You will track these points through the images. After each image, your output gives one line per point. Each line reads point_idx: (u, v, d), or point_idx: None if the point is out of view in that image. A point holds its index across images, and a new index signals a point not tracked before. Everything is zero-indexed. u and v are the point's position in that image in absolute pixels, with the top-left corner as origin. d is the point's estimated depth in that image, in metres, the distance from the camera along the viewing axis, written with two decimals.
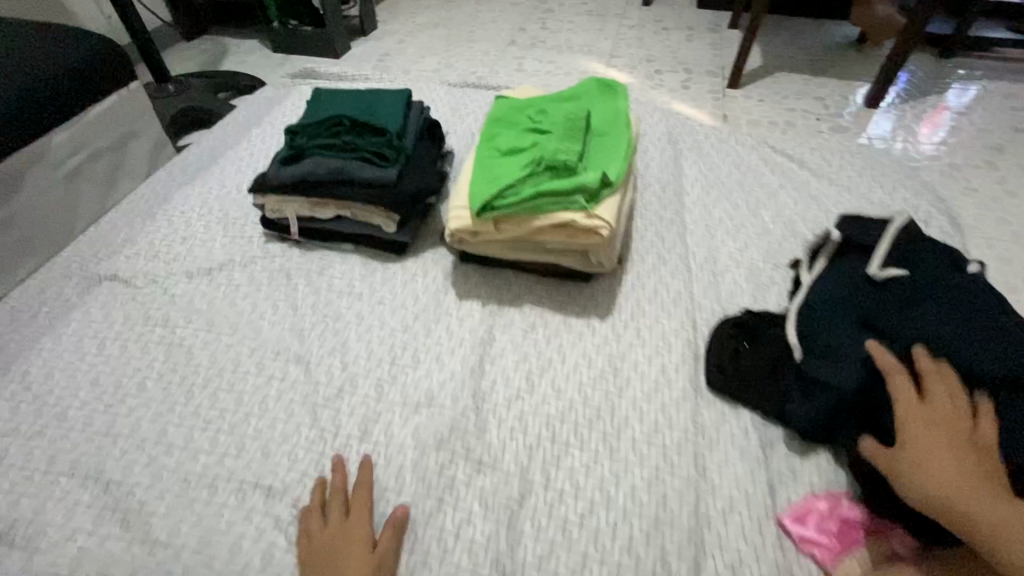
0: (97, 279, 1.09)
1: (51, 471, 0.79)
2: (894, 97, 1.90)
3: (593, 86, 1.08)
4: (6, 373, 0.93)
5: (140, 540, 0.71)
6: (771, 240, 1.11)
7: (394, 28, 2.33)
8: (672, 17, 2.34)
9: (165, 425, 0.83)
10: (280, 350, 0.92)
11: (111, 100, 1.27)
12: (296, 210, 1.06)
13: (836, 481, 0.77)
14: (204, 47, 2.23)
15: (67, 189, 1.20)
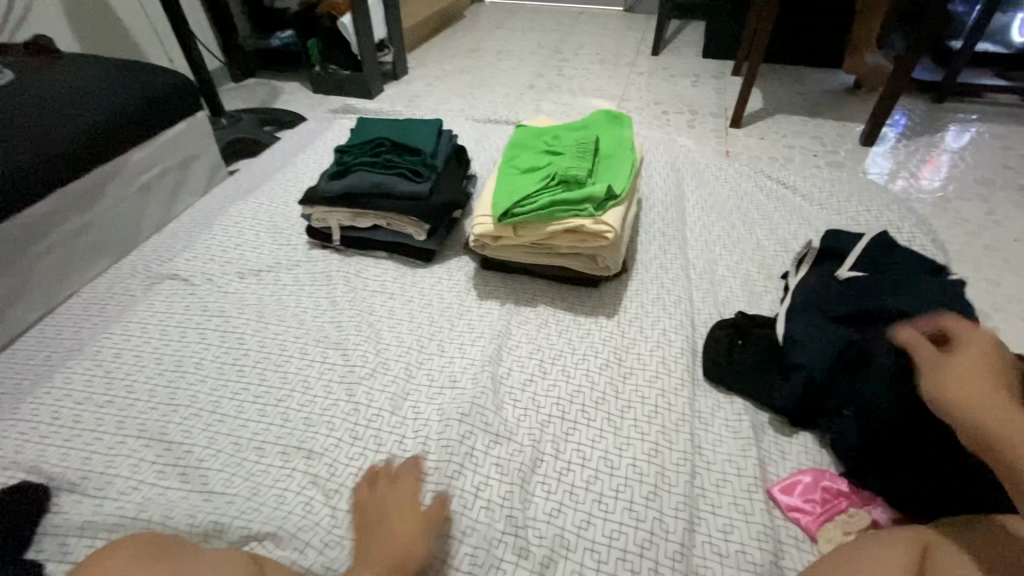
0: (160, 277, 1.22)
1: (119, 433, 0.90)
2: (889, 137, 2.03)
3: (603, 116, 1.23)
4: (81, 353, 1.06)
5: (196, 489, 0.81)
6: (765, 254, 1.21)
7: (423, 74, 2.56)
8: (678, 65, 2.54)
9: (220, 397, 0.94)
10: (321, 337, 1.04)
11: (180, 127, 1.46)
12: (338, 219, 1.20)
13: (821, 461, 0.84)
14: (253, 87, 2.48)
15: (137, 201, 1.37)
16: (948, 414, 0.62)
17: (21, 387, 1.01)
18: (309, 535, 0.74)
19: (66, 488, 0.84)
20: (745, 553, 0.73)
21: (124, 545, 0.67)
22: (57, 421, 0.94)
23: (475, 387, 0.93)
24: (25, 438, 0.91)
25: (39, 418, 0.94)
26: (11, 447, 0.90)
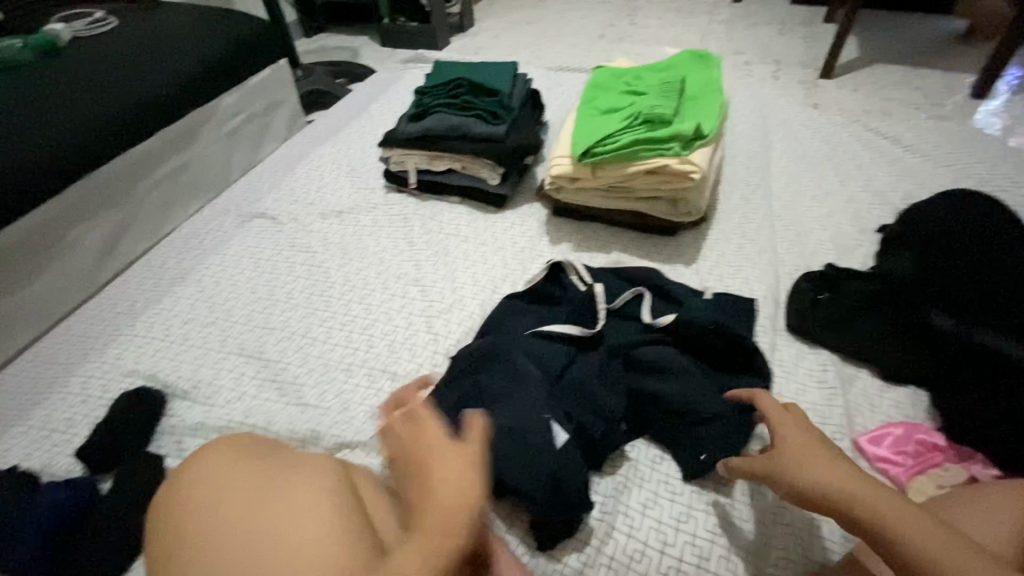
0: (249, 216, 1.30)
1: (222, 350, 0.99)
2: (1006, 89, 1.82)
3: (687, 58, 1.17)
4: (186, 280, 1.15)
5: (293, 402, 0.88)
6: (859, 207, 1.14)
7: (490, 26, 2.51)
8: (763, 13, 2.35)
9: (310, 322, 1.01)
10: (400, 274, 1.08)
11: (265, 73, 1.52)
12: (415, 162, 1.22)
13: (913, 416, 0.81)
14: (325, 41, 2.52)
15: (228, 143, 1.44)
16: (826, 504, 0.57)
17: (136, 308, 1.12)
18: None
19: (179, 395, 0.93)
20: None
21: (235, 438, 0.73)
22: (168, 338, 1.03)
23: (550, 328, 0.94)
24: (143, 350, 1.01)
25: (154, 334, 1.04)
26: (132, 357, 1.00)
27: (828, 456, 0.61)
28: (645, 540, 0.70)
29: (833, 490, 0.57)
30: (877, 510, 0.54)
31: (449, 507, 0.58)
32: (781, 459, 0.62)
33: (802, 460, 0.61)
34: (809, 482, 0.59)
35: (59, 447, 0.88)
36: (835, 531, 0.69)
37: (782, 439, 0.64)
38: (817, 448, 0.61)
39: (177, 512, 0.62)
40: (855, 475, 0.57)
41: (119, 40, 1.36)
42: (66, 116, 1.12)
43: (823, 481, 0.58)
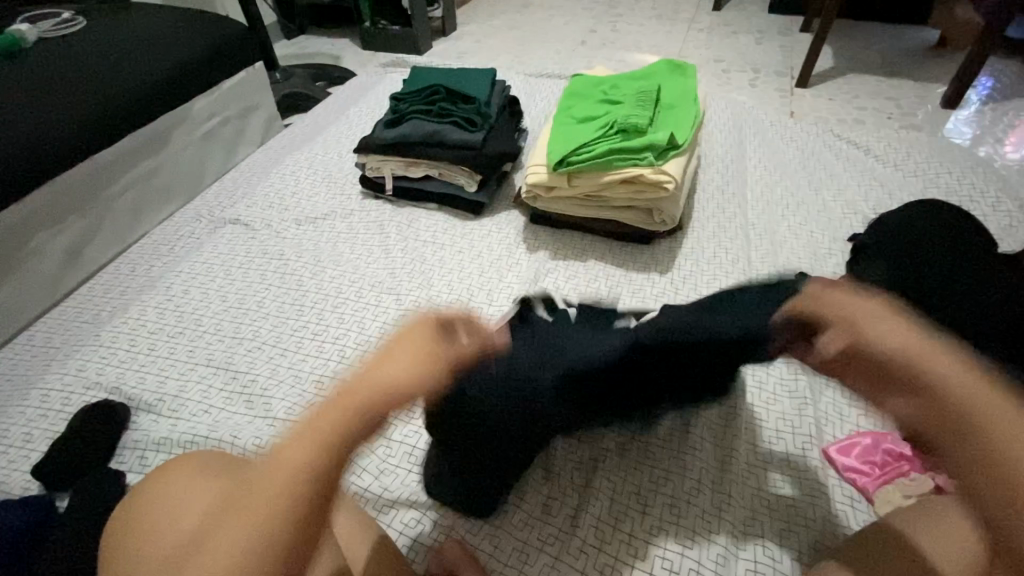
0: (222, 222, 1.27)
1: (189, 361, 0.97)
2: (973, 100, 1.87)
3: (663, 67, 1.17)
4: (153, 289, 1.12)
5: (262, 416, 0.86)
6: (831, 216, 1.15)
7: (472, 30, 2.51)
8: (742, 22, 2.38)
9: (281, 332, 0.99)
10: (375, 283, 1.06)
11: (240, 76, 1.49)
12: (391, 168, 1.21)
13: (881, 425, 0.82)
14: (305, 44, 2.49)
15: (201, 147, 1.41)
16: (906, 369, 0.54)
17: (101, 317, 1.09)
18: (365, 462, 0.78)
19: (143, 408, 0.91)
20: (797, 507, 0.73)
21: (198, 455, 0.71)
22: (133, 349, 1.00)
23: None
24: (107, 362, 0.98)
25: (118, 344, 1.01)
26: (95, 369, 0.97)
27: (892, 315, 0.58)
28: (616, 554, 0.69)
29: (927, 376, 0.53)
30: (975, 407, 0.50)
31: (399, 356, 0.61)
32: (853, 326, 0.59)
33: (865, 319, 0.58)
34: (915, 372, 0.54)
35: (15, 464, 0.85)
36: (804, 542, 0.70)
37: (829, 310, 0.61)
38: (894, 318, 0.57)
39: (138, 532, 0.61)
40: (946, 361, 0.53)
41: (87, 40, 1.32)
42: (29, 118, 1.08)
43: (889, 340, 0.56)
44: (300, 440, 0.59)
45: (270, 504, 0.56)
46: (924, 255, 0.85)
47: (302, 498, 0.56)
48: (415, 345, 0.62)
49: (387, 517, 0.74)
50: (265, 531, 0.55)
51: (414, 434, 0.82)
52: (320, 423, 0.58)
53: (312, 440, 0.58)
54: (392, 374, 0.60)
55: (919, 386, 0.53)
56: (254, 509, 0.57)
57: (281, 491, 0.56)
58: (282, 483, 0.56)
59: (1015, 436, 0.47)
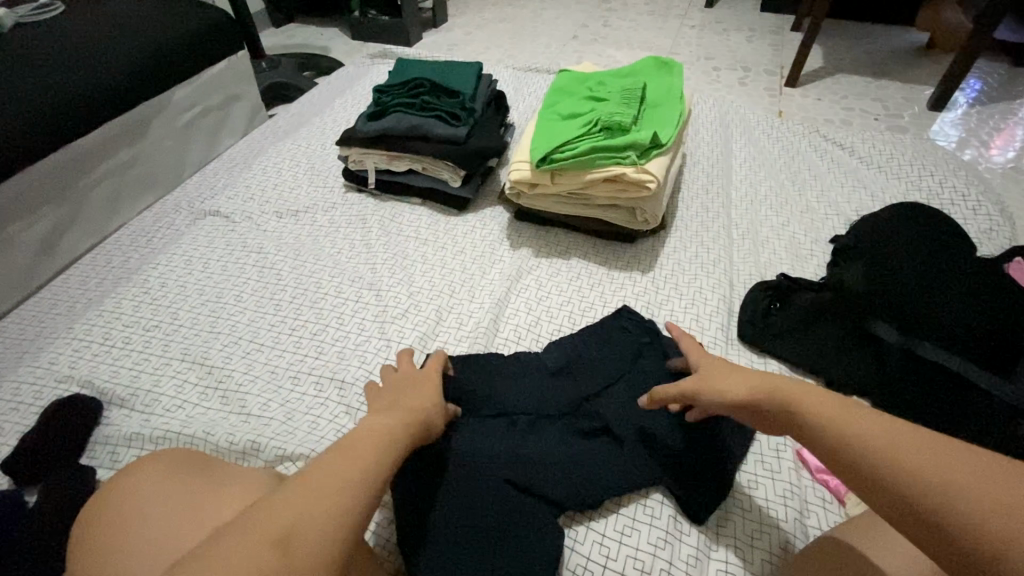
0: (202, 213, 1.25)
1: (164, 355, 0.95)
2: (960, 102, 1.88)
3: (650, 64, 1.17)
4: (130, 281, 1.10)
5: (237, 412, 0.85)
6: (814, 217, 1.16)
7: (463, 22, 2.48)
8: (734, 19, 2.38)
9: (258, 327, 0.98)
10: (356, 278, 1.05)
11: (224, 65, 1.47)
12: (374, 162, 1.19)
13: None
14: (292, 33, 2.45)
15: (182, 137, 1.39)
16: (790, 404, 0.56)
17: (76, 309, 1.07)
18: None
19: (116, 403, 0.89)
20: (770, 508, 0.73)
21: (168, 452, 0.70)
22: (108, 342, 0.99)
23: (504, 336, 0.93)
24: (80, 355, 0.97)
25: (93, 337, 1.00)
26: (67, 362, 0.96)
27: (761, 372, 0.63)
28: (588, 553, 0.69)
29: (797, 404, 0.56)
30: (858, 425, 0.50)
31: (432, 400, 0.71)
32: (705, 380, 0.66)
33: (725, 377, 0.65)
34: (786, 404, 0.57)
35: None
36: (776, 543, 0.70)
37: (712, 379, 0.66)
38: (741, 371, 0.64)
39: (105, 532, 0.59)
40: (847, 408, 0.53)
41: (64, 25, 1.29)
42: (1, 103, 1.05)
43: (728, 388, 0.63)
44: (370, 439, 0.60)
45: (331, 488, 0.52)
46: (900, 256, 0.86)
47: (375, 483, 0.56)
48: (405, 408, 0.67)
49: None
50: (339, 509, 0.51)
51: None
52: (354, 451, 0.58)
53: (367, 441, 0.59)
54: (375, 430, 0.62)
55: (800, 431, 0.54)
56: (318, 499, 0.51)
57: (345, 477, 0.54)
58: (341, 496, 0.53)
59: (919, 454, 0.45)
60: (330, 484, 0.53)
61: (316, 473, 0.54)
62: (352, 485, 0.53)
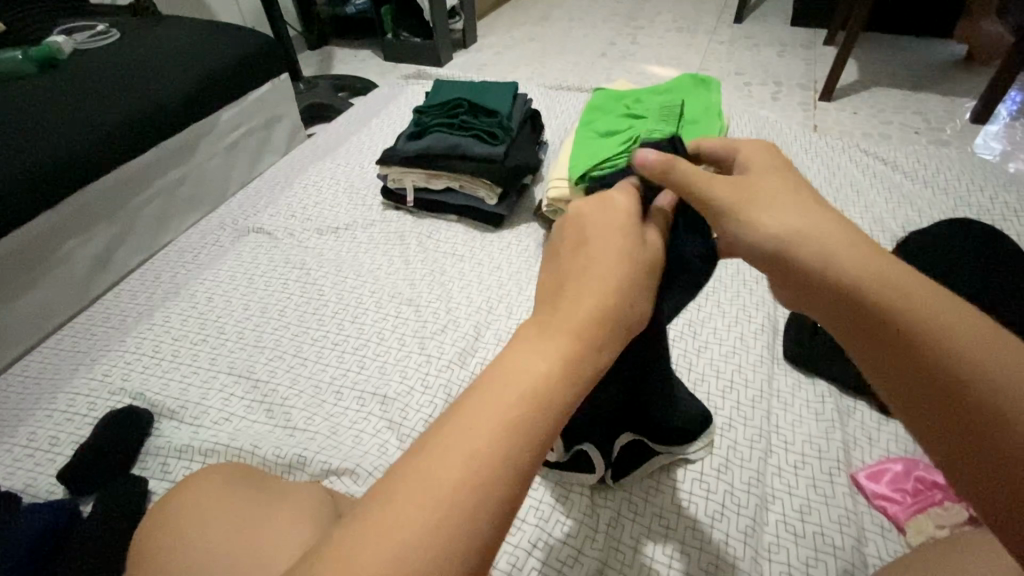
0: (246, 230, 1.29)
1: (212, 367, 0.98)
2: (1003, 116, 1.81)
3: (687, 81, 1.17)
4: (178, 296, 1.14)
5: (282, 425, 0.87)
6: None
7: (492, 42, 2.52)
8: (765, 34, 2.36)
9: (301, 342, 1.00)
10: (395, 294, 1.07)
11: (267, 87, 1.52)
12: (413, 180, 1.21)
13: (911, 450, 0.80)
14: (329, 55, 2.53)
15: (227, 158, 1.43)
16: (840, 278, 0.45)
17: (126, 323, 1.11)
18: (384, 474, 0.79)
19: (166, 415, 0.92)
20: (825, 535, 0.71)
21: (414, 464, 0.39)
22: (158, 355, 1.02)
23: None
24: (132, 367, 1.00)
25: (144, 350, 1.03)
26: (120, 373, 0.99)
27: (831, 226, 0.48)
28: None
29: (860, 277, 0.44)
30: (924, 299, 0.42)
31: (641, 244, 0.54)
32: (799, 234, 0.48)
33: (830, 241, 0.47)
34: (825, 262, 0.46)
35: (41, 467, 0.87)
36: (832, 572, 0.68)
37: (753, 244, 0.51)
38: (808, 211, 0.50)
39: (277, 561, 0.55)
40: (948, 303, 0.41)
41: (120, 53, 1.35)
42: (68, 127, 1.12)
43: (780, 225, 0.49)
44: (515, 375, 0.43)
45: (485, 428, 0.40)
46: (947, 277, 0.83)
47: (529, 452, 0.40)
48: (581, 311, 0.47)
49: None
50: (468, 481, 0.38)
51: None
52: (503, 387, 0.42)
53: (518, 376, 0.43)
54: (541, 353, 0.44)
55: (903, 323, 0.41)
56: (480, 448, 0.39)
57: (494, 426, 0.40)
58: (486, 442, 0.39)
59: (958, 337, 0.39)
60: (485, 423, 0.40)
61: (479, 412, 0.41)
62: (503, 435, 0.40)
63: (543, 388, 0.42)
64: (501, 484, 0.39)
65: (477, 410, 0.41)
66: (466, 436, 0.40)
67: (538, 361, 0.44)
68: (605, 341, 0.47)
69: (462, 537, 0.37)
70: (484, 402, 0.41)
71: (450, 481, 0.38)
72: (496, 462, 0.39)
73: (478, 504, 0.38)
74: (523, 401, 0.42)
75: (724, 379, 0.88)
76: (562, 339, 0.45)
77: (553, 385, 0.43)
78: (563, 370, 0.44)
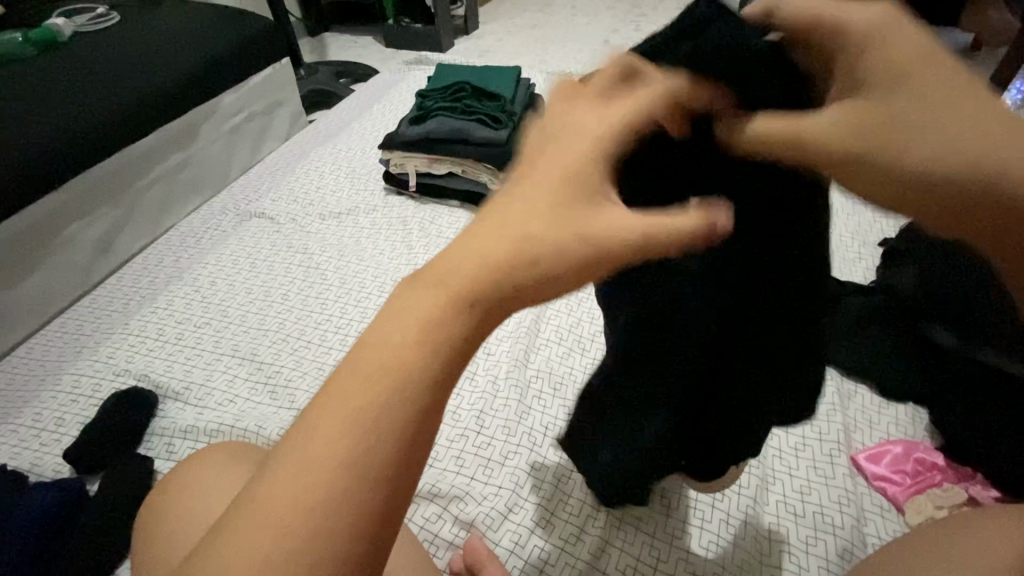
0: (248, 215, 1.29)
1: (216, 350, 0.98)
2: None
3: None
4: (181, 280, 1.14)
5: (286, 407, 0.87)
6: (860, 220, 1.13)
7: (494, 28, 2.50)
8: None
9: (304, 325, 1.00)
10: (397, 278, 1.07)
11: (269, 71, 1.50)
12: (415, 165, 1.21)
13: (912, 433, 0.80)
14: (329, 41, 2.51)
15: (228, 143, 1.43)
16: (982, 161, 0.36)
17: (129, 307, 1.11)
18: None
19: (171, 396, 0.92)
20: (825, 515, 0.72)
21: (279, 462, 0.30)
22: (162, 338, 1.02)
23: (543, 335, 0.93)
24: (136, 350, 1.00)
25: (147, 333, 1.03)
26: (123, 356, 0.99)
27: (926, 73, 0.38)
28: (639, 556, 0.69)
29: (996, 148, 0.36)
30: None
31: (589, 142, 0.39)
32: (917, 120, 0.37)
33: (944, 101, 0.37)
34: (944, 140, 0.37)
35: (47, 448, 0.87)
36: (831, 551, 0.69)
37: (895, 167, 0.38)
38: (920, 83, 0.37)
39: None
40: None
41: (119, 36, 1.34)
42: (69, 111, 1.11)
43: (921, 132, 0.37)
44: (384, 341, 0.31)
45: (331, 422, 0.29)
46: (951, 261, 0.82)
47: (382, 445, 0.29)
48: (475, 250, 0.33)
49: (409, 510, 0.74)
50: (316, 489, 0.28)
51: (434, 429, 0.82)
52: (372, 362, 0.30)
53: (389, 342, 0.30)
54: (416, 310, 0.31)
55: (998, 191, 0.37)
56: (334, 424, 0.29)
57: (341, 418, 0.29)
58: (330, 440, 0.28)
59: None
60: (334, 412, 0.29)
61: (335, 393, 0.30)
62: (357, 430, 0.29)
63: (417, 345, 0.30)
64: (355, 493, 0.28)
65: (336, 390, 0.30)
66: (313, 428, 0.29)
67: (419, 319, 0.31)
68: (517, 272, 0.32)
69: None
70: (346, 380, 0.30)
71: (294, 485, 0.28)
72: (346, 470, 0.28)
73: (318, 531, 0.27)
74: (390, 363, 0.30)
75: None
76: (448, 290, 0.31)
77: (432, 339, 0.30)
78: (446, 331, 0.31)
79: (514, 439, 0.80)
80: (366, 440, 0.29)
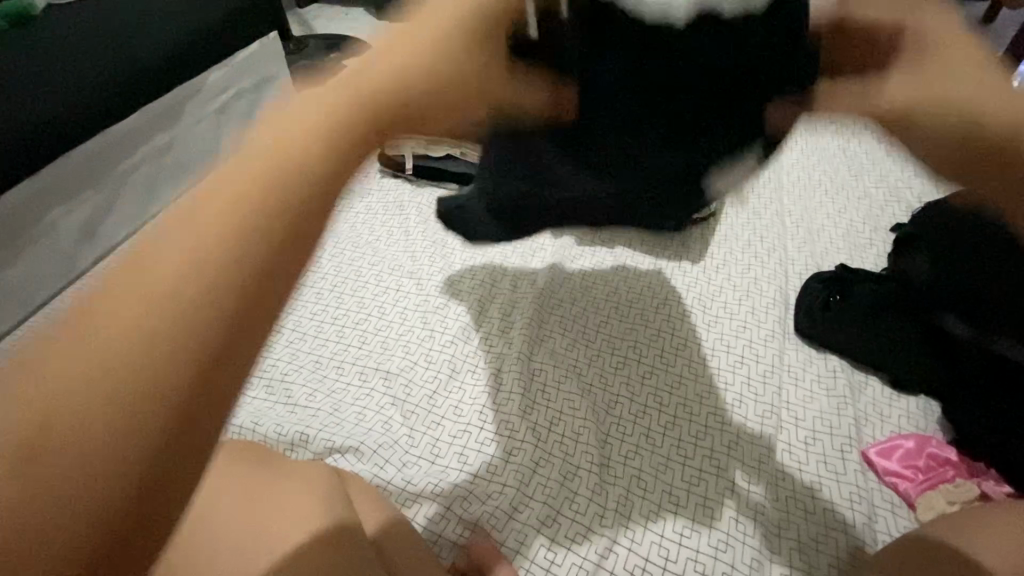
0: None
1: None
2: None
3: None
4: None
5: (282, 402, 0.85)
6: (872, 204, 1.10)
7: None
8: None
9: (300, 316, 0.97)
10: (395, 266, 1.04)
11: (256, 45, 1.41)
12: (411, 146, 1.16)
13: (922, 427, 0.79)
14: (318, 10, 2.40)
15: None
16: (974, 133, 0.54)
17: None
18: (389, 453, 0.78)
19: None
20: (834, 512, 0.71)
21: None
22: None
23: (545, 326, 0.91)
24: None
25: None
26: None
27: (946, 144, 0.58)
28: (646, 555, 0.68)
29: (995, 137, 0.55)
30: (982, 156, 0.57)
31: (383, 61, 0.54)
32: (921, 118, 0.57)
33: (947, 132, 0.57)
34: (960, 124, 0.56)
35: None
36: (840, 550, 0.68)
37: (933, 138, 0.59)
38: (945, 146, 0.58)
39: (198, 563, 0.51)
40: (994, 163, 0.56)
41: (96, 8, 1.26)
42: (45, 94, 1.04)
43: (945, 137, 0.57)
44: (191, 248, 0.45)
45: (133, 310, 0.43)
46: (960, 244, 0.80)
47: (212, 314, 0.44)
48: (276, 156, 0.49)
49: (411, 510, 0.73)
50: (118, 370, 0.41)
51: (436, 425, 0.81)
52: (187, 236, 0.45)
53: (203, 256, 0.45)
54: (225, 215, 0.47)
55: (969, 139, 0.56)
56: (159, 273, 0.44)
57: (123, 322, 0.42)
58: (136, 328, 0.42)
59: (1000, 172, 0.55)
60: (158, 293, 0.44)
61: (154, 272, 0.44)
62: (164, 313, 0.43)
63: (221, 245, 0.45)
64: (172, 372, 0.42)
65: (150, 267, 0.44)
66: (113, 338, 0.41)
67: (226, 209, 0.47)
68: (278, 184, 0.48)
69: (115, 443, 0.40)
70: (153, 253, 0.45)
71: (125, 347, 0.42)
72: (129, 345, 0.42)
73: (153, 382, 0.42)
74: (178, 266, 0.44)
75: (733, 354, 0.86)
76: (255, 199, 0.48)
77: (216, 249, 0.45)
78: (244, 219, 0.47)
79: (519, 434, 0.78)
80: (205, 330, 0.44)
